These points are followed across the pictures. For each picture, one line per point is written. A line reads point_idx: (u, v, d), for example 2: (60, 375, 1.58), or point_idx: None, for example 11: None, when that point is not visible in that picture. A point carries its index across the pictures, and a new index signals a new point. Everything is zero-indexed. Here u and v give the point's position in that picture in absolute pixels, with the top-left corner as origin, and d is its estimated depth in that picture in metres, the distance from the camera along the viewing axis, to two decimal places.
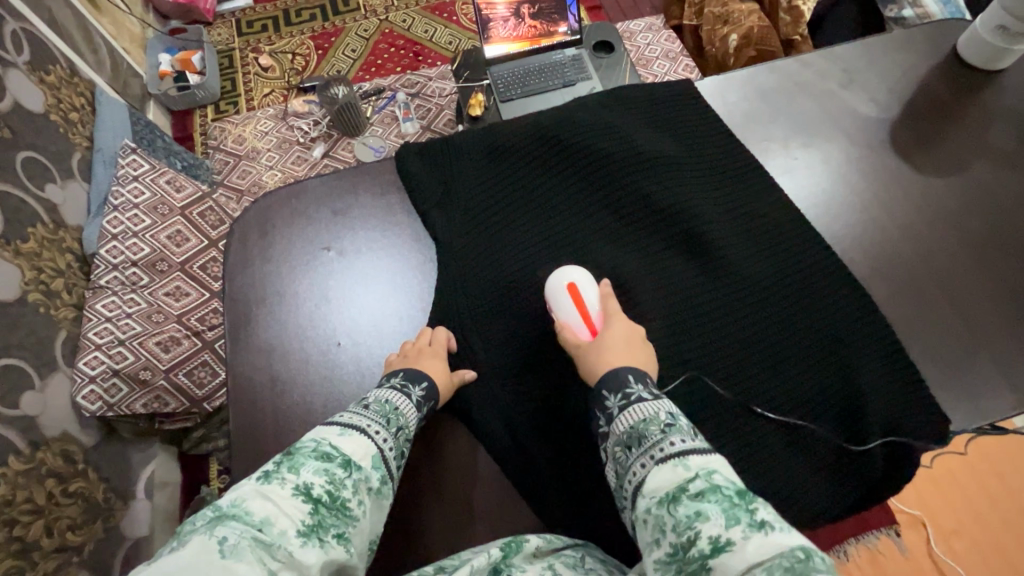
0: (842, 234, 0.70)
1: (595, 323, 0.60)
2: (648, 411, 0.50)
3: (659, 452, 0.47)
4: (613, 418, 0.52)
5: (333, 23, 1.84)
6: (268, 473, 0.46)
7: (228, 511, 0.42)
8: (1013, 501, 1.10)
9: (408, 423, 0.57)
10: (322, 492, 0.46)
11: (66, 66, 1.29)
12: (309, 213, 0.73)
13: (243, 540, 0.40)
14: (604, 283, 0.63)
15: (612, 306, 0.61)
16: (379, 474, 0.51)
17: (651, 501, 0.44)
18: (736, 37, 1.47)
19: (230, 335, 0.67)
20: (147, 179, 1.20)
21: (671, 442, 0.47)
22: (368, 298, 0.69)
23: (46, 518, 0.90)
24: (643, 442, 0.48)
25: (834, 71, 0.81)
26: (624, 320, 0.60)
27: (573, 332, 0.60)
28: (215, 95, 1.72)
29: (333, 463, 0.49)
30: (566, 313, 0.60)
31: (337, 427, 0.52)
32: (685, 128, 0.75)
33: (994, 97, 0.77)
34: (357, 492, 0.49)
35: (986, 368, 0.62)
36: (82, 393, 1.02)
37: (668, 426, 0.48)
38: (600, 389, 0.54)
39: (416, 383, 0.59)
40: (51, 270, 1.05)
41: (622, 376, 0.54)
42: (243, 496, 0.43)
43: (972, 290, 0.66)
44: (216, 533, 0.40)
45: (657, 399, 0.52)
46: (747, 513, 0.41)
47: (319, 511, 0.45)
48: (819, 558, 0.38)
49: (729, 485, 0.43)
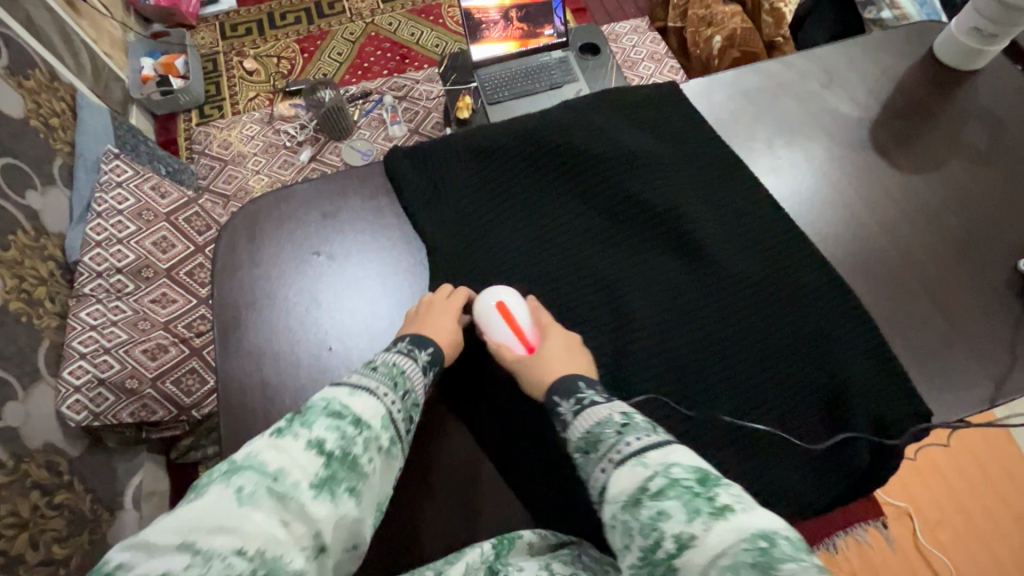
0: (826, 232, 0.71)
1: (529, 338, 0.60)
2: (602, 415, 0.51)
3: (616, 455, 0.47)
4: (568, 424, 0.53)
5: (318, 26, 1.83)
6: (280, 429, 0.47)
7: (241, 463, 0.44)
8: (993, 489, 1.13)
9: (413, 387, 0.57)
10: (334, 448, 0.47)
11: (46, 71, 1.27)
12: (298, 216, 0.73)
13: (257, 490, 0.42)
14: (531, 299, 0.64)
15: (543, 320, 0.62)
16: (389, 434, 0.52)
17: (617, 506, 0.45)
18: (720, 39, 1.49)
19: (219, 340, 0.66)
20: (130, 184, 1.19)
21: (627, 442, 0.48)
22: (359, 301, 0.69)
23: (30, 530, 0.88)
24: (600, 447, 0.49)
25: (816, 72, 0.82)
26: (559, 331, 0.61)
27: (508, 349, 0.60)
28: (200, 99, 1.70)
29: (343, 421, 0.49)
30: (500, 331, 0.61)
31: (347, 387, 0.52)
32: (670, 129, 0.76)
33: (970, 97, 0.79)
34: (368, 451, 0.49)
35: (966, 361, 0.63)
36: (66, 404, 1.00)
37: (623, 427, 0.49)
38: (551, 397, 0.56)
39: (421, 348, 0.60)
40: (33, 278, 1.03)
41: (572, 383, 0.55)
42: (257, 450, 0.45)
43: (952, 285, 0.67)
44: (233, 483, 0.42)
45: (609, 401, 0.53)
46: (707, 501, 0.41)
47: (332, 466, 0.46)
48: (782, 539, 0.38)
49: (689, 475, 0.44)
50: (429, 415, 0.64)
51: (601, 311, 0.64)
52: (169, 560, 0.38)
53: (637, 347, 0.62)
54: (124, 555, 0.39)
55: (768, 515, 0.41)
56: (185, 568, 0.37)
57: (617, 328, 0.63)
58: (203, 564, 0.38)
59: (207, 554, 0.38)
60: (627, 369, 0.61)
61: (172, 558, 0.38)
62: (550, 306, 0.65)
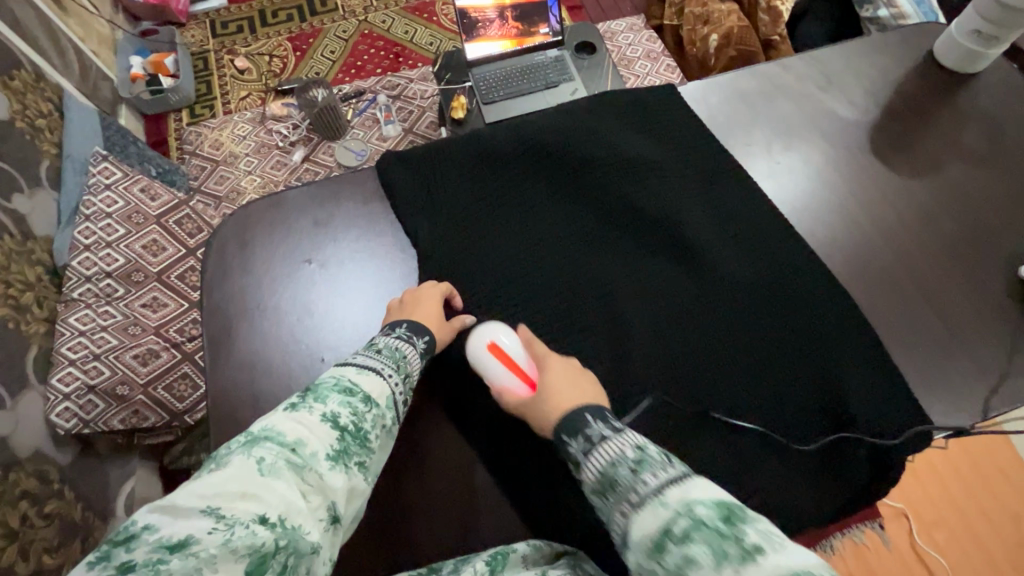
0: (825, 237, 0.71)
1: (528, 372, 0.58)
2: (614, 451, 0.47)
3: (634, 497, 0.44)
4: (580, 464, 0.49)
5: (311, 24, 1.81)
6: (294, 405, 0.49)
7: (260, 435, 0.45)
8: (988, 489, 1.13)
9: (415, 371, 0.58)
10: (348, 422, 0.49)
11: (32, 71, 1.25)
12: (290, 223, 0.72)
13: (278, 461, 0.43)
14: (522, 330, 0.61)
15: (538, 350, 0.59)
16: (393, 413, 0.54)
17: (641, 555, 0.41)
18: (716, 37, 1.47)
19: (209, 350, 0.65)
20: (119, 186, 1.17)
21: (644, 482, 0.44)
22: (351, 310, 0.67)
23: (21, 540, 0.86)
24: (615, 489, 0.45)
25: (815, 74, 0.81)
26: (556, 360, 0.58)
27: (510, 391, 0.57)
28: (190, 98, 1.67)
29: (354, 398, 0.51)
30: (498, 374, 0.58)
31: (354, 367, 0.55)
32: (667, 133, 0.75)
33: (969, 99, 0.79)
34: (376, 427, 0.51)
35: (967, 368, 0.63)
36: (55, 411, 0.98)
37: (637, 463, 0.45)
38: (559, 436, 0.52)
39: (418, 336, 0.59)
40: (20, 283, 1.01)
41: (579, 418, 0.51)
42: (274, 422, 0.47)
43: (953, 291, 0.67)
44: (254, 454, 0.43)
45: (620, 433, 0.49)
46: (736, 544, 0.37)
47: (345, 439, 0.48)
48: None
49: (713, 514, 0.40)
50: (425, 425, 0.63)
51: (599, 319, 0.63)
52: (194, 525, 0.37)
53: (634, 357, 0.61)
54: (147, 520, 0.38)
55: (805, 555, 0.37)
56: (212, 531, 0.37)
57: (615, 337, 0.62)
58: (228, 528, 0.38)
59: (232, 519, 0.38)
60: (626, 380, 0.60)
61: (196, 523, 0.38)
62: (547, 314, 0.64)
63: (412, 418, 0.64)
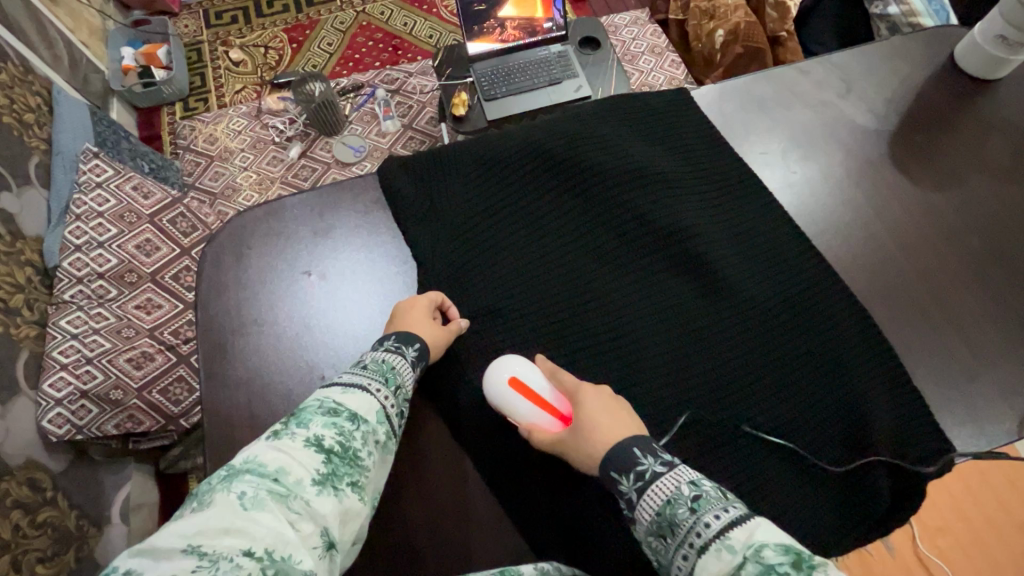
0: (841, 250, 0.69)
1: (559, 407, 0.57)
2: (668, 490, 0.46)
3: (697, 539, 0.43)
4: (633, 504, 0.47)
5: (307, 14, 1.76)
6: (277, 432, 0.47)
7: (241, 467, 0.43)
8: (993, 495, 1.13)
9: (405, 382, 0.56)
10: (333, 443, 0.47)
11: (19, 64, 1.20)
12: (288, 233, 0.69)
13: (260, 492, 0.41)
14: (542, 360, 0.59)
15: (564, 381, 0.57)
16: (384, 428, 0.52)
17: None
18: (722, 33, 1.44)
19: (205, 369, 0.63)
20: (111, 185, 1.13)
21: (706, 523, 0.43)
22: (351, 327, 0.65)
23: (13, 551, 0.85)
24: (676, 530, 0.44)
25: (832, 79, 0.79)
26: (587, 390, 0.55)
27: (542, 429, 0.56)
28: (184, 91, 1.63)
29: (339, 417, 0.49)
30: (527, 412, 0.56)
31: (339, 386, 0.52)
32: (681, 141, 0.73)
33: (990, 107, 0.76)
34: (366, 444, 0.49)
35: (989, 390, 0.61)
36: (47, 417, 0.96)
37: (696, 503, 0.44)
38: (608, 474, 0.49)
39: (408, 344, 0.58)
40: (10, 286, 0.98)
41: (628, 453, 0.49)
42: (255, 453, 0.44)
43: (973, 309, 0.65)
44: (235, 488, 0.41)
45: (672, 468, 0.48)
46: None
47: (332, 461, 0.46)
48: None
49: (780, 557, 0.39)
50: (432, 448, 0.61)
51: (610, 336, 0.61)
52: (176, 565, 0.36)
53: (647, 377, 0.59)
54: (129, 564, 0.36)
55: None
56: (196, 570, 0.35)
57: (627, 356, 0.60)
58: (212, 565, 0.36)
59: (215, 555, 0.36)
60: (642, 401, 0.58)
61: (178, 563, 0.36)
62: (558, 331, 0.62)
63: (414, 439, 0.61)
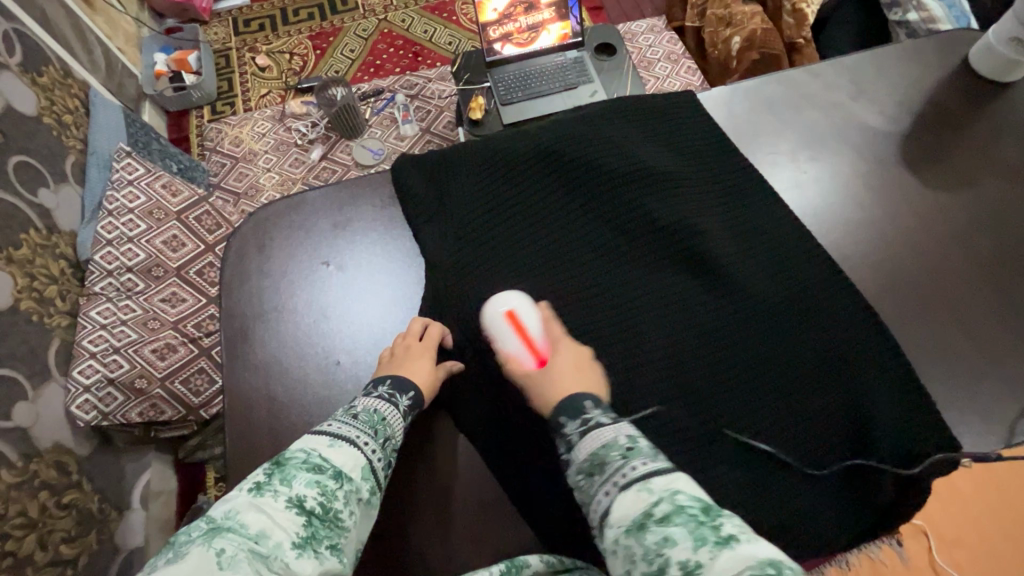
0: (850, 250, 0.69)
1: (540, 348, 0.60)
2: (607, 436, 0.49)
3: (621, 478, 0.45)
4: (572, 445, 0.50)
5: (331, 22, 1.82)
6: (259, 486, 0.46)
7: (223, 523, 0.42)
8: (1016, 512, 1.10)
9: (394, 432, 0.56)
10: (315, 504, 0.46)
11: (60, 68, 1.27)
12: (310, 225, 0.72)
13: (239, 552, 0.40)
14: (543, 307, 0.63)
15: (554, 330, 0.61)
16: (369, 485, 0.51)
17: (619, 530, 0.42)
18: (738, 40, 1.45)
19: (228, 352, 0.65)
20: (141, 182, 1.18)
21: (633, 466, 0.46)
22: (367, 315, 0.68)
23: (39, 531, 0.88)
24: (604, 470, 0.47)
25: (844, 81, 0.79)
26: (570, 343, 0.60)
27: (518, 362, 0.59)
28: (212, 95, 1.69)
29: (324, 475, 0.48)
30: (510, 343, 0.60)
31: (326, 438, 0.52)
32: (690, 142, 0.74)
33: (1005, 109, 0.76)
34: (348, 503, 0.49)
35: (999, 391, 0.61)
36: (75, 403, 1.00)
37: (629, 451, 0.47)
38: (557, 416, 0.53)
39: (403, 392, 0.58)
40: (44, 277, 1.03)
41: (578, 402, 0.52)
42: (237, 508, 0.44)
43: (983, 309, 0.65)
44: (214, 544, 0.40)
45: (615, 422, 0.50)
46: (712, 531, 0.39)
47: (313, 523, 0.45)
48: (789, 570, 0.36)
49: (694, 502, 0.42)
50: (439, 436, 0.62)
51: (615, 327, 0.62)
52: None
53: (652, 371, 0.60)
54: None
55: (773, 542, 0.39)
56: None
57: (632, 349, 0.61)
58: None
59: None
60: (647, 394, 0.59)
61: None
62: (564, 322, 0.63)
63: (423, 425, 0.63)
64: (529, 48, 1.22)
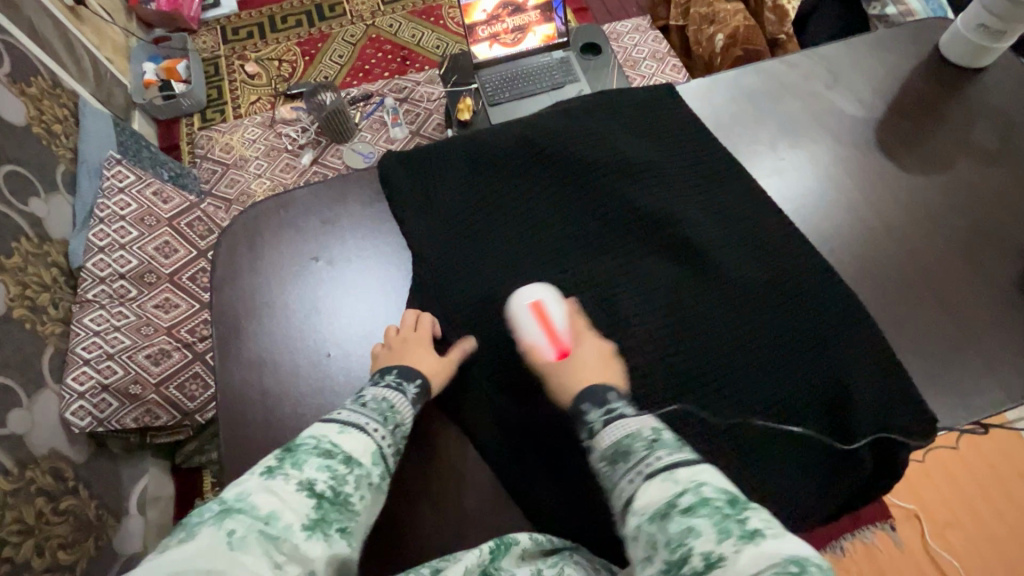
0: (830, 234, 0.71)
1: (563, 340, 0.61)
2: (631, 428, 0.51)
3: (646, 468, 0.47)
4: (596, 433, 0.53)
5: (319, 29, 1.83)
6: (271, 469, 0.47)
7: (234, 504, 0.43)
8: (1009, 494, 1.11)
9: (404, 419, 0.58)
10: (324, 488, 0.47)
11: (49, 78, 1.27)
12: (298, 222, 0.73)
13: (250, 533, 0.41)
14: (570, 300, 0.64)
15: (578, 324, 0.62)
16: (379, 470, 0.52)
17: (642, 517, 0.44)
18: (722, 37, 1.47)
19: (220, 348, 0.66)
20: (132, 190, 1.18)
21: (657, 457, 0.48)
22: (357, 308, 0.68)
23: (36, 537, 0.88)
24: (629, 458, 0.49)
25: (820, 71, 0.81)
26: (593, 338, 0.61)
27: (541, 353, 0.61)
28: (201, 103, 1.70)
29: (334, 460, 0.49)
30: (532, 333, 0.62)
31: (337, 425, 0.53)
32: (671, 135, 0.75)
33: (977, 94, 0.78)
34: (359, 487, 0.50)
35: (976, 366, 0.62)
36: (70, 410, 1.00)
37: (653, 443, 0.49)
38: (580, 404, 0.56)
39: (409, 381, 0.59)
40: (37, 285, 1.03)
41: (603, 393, 0.56)
42: (248, 491, 0.44)
43: (960, 288, 0.67)
44: (225, 524, 0.41)
45: (639, 415, 0.53)
46: (738, 524, 0.41)
47: (322, 507, 0.46)
48: (813, 566, 0.37)
49: (718, 495, 0.43)
50: (432, 427, 0.63)
51: (602, 312, 0.63)
52: None
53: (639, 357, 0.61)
54: None
55: (798, 539, 0.40)
56: None
57: (619, 335, 0.62)
58: None
59: None
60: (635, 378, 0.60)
61: None
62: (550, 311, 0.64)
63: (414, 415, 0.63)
64: (515, 49, 1.24)
